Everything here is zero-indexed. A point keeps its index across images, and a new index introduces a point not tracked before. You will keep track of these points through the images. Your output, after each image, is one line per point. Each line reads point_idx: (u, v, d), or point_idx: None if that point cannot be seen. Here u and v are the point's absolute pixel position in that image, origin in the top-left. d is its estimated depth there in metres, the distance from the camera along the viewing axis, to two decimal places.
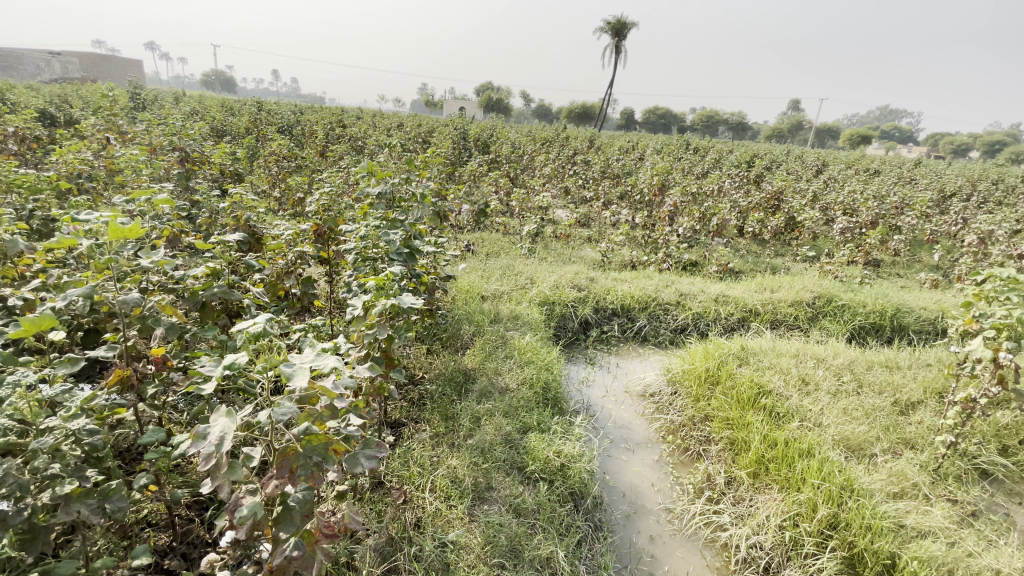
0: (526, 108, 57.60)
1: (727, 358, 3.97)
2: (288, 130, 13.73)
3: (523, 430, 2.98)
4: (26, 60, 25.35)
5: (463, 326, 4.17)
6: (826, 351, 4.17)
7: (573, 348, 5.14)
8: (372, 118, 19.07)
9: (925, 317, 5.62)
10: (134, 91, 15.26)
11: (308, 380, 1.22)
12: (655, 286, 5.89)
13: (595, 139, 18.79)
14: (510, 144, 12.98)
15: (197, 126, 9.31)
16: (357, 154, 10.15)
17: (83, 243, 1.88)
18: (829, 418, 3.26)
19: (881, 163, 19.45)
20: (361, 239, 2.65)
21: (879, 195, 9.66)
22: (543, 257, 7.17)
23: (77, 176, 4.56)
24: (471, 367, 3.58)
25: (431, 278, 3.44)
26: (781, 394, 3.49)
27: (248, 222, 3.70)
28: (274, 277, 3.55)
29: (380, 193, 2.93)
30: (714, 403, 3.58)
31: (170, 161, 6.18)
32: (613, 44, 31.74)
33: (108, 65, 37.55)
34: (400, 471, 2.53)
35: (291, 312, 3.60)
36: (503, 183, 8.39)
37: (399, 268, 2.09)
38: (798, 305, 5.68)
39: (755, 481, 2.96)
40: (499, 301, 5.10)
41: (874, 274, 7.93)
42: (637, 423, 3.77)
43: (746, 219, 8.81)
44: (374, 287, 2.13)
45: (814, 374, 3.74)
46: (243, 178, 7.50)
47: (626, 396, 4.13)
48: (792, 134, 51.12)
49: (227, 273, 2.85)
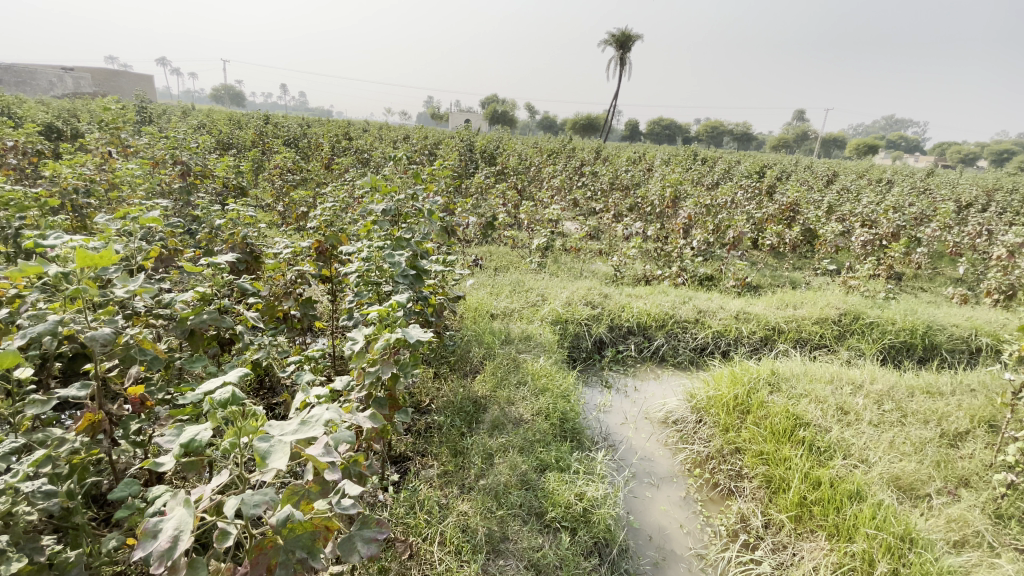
0: (531, 119, 57.75)
1: (756, 384, 3.69)
2: (293, 143, 13.65)
3: (541, 468, 2.72)
4: (38, 75, 25.83)
5: (473, 348, 3.92)
6: (862, 376, 3.89)
7: (588, 370, 4.88)
8: (378, 131, 19.02)
9: (959, 335, 5.31)
10: (140, 104, 15.26)
11: (287, 463, 0.98)
12: (672, 302, 5.62)
13: (602, 150, 18.66)
14: (516, 155, 12.81)
15: (202, 139, 9.21)
16: (362, 167, 10.02)
17: (49, 271, 1.66)
18: (875, 454, 2.98)
19: (894, 172, 19.17)
20: (363, 261, 2.42)
21: (897, 206, 9.38)
22: (554, 271, 6.94)
23: (71, 191, 4.38)
24: (483, 395, 3.33)
25: (439, 299, 3.20)
26: (820, 426, 3.21)
27: (245, 240, 3.48)
28: (273, 298, 3.33)
29: (386, 209, 2.71)
30: (745, 436, 3.30)
31: (170, 175, 6.02)
32: (618, 56, 31.80)
33: (118, 81, 38.21)
34: (406, 520, 2.27)
35: (291, 336, 3.38)
36: (512, 195, 8.19)
37: (406, 298, 1.84)
38: (824, 322, 5.39)
39: (797, 526, 2.69)
40: (509, 320, 4.86)
41: (897, 288, 7.62)
42: (660, 454, 3.49)
43: (761, 230, 8.56)
44: (375, 318, 1.88)
45: (853, 402, 3.45)
46: (246, 192, 7.36)
47: (647, 424, 3.86)
48: (799, 145, 50.94)
49: (219, 297, 2.62)
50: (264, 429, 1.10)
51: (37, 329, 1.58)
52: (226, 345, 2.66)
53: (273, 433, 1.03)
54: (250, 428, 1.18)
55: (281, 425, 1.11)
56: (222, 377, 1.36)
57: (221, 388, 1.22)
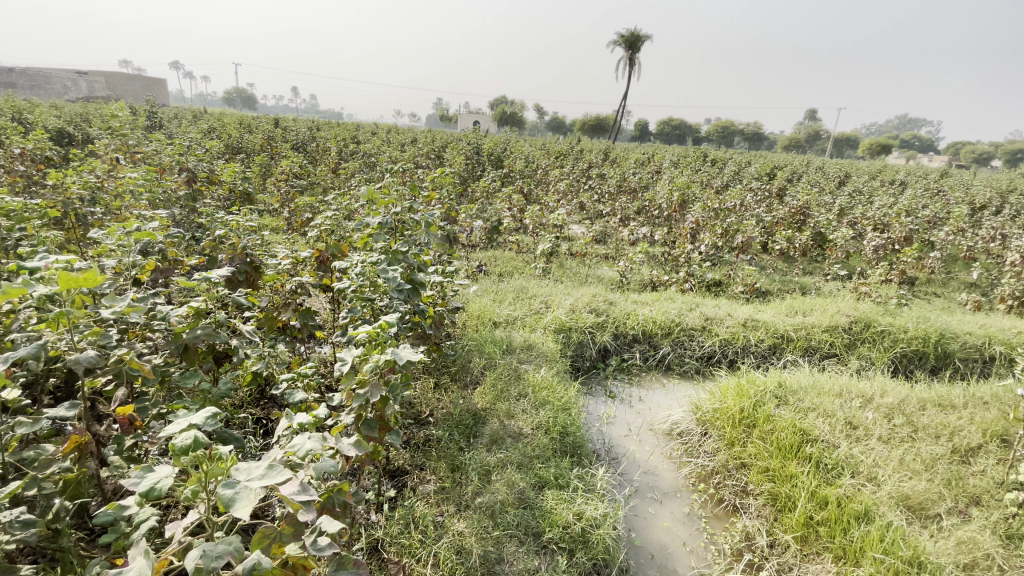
0: (539, 120, 57.65)
1: (763, 397, 3.61)
2: (302, 147, 13.71)
3: (539, 485, 2.67)
4: (54, 80, 26.29)
5: (473, 358, 3.88)
6: (871, 388, 3.79)
7: (592, 379, 4.82)
8: (386, 134, 19.05)
9: (972, 344, 5.18)
10: (150, 108, 15.38)
11: (249, 515, 0.98)
12: (678, 309, 5.54)
13: (610, 152, 18.57)
14: (523, 158, 12.75)
15: (209, 143, 9.25)
16: (369, 171, 10.02)
17: (33, 293, 1.64)
18: (885, 471, 2.89)
19: (907, 173, 18.86)
20: (357, 275, 2.38)
21: (910, 209, 9.20)
22: (559, 277, 6.88)
23: (74, 201, 4.40)
24: (483, 407, 3.29)
25: (437, 310, 3.16)
26: (828, 442, 3.12)
27: (245, 251, 3.47)
28: (271, 310, 3.31)
29: (381, 221, 2.66)
30: (750, 450, 3.23)
31: (176, 182, 6.05)
32: (626, 57, 31.64)
33: (132, 85, 38.77)
34: (399, 539, 2.24)
35: (290, 347, 3.36)
36: (517, 200, 8.14)
37: (396, 317, 1.78)
38: (833, 330, 5.28)
39: (804, 547, 2.62)
40: (512, 328, 4.81)
41: (910, 293, 7.46)
42: (664, 467, 3.43)
43: (770, 235, 8.43)
44: (366, 338, 1.83)
45: (862, 417, 3.36)
46: (252, 198, 7.37)
47: (651, 436, 3.80)
48: (810, 145, 50.36)
49: (213, 311, 2.60)
50: (231, 471, 1.08)
51: (20, 352, 1.55)
52: (222, 359, 2.64)
53: (238, 480, 1.02)
54: (216, 466, 1.20)
55: (249, 468, 1.08)
56: (188, 420, 1.34)
57: (182, 432, 1.18)
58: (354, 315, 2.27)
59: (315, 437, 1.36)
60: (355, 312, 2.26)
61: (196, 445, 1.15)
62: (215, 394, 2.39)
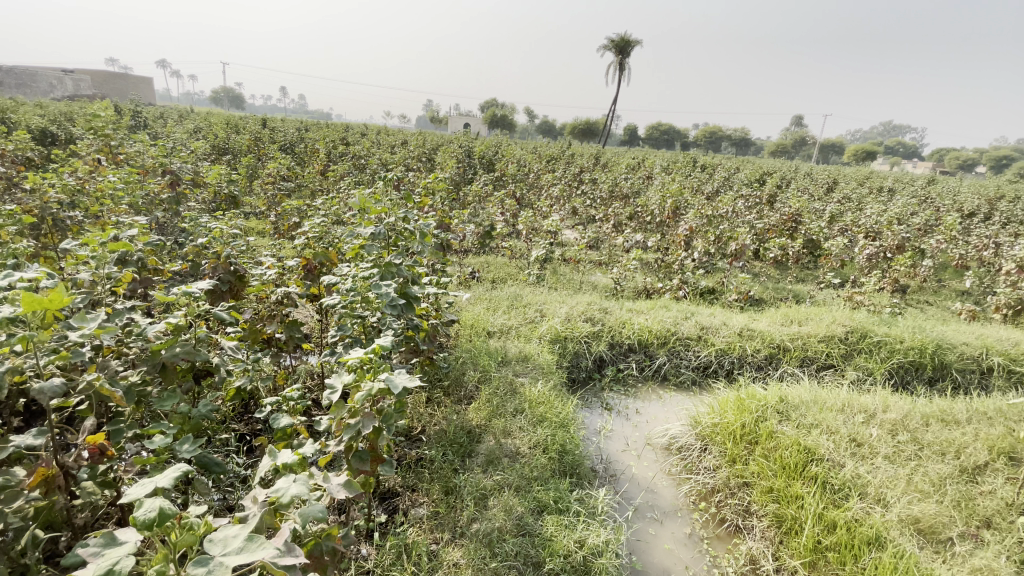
0: (530, 123, 57.71)
1: (764, 412, 3.53)
2: (290, 148, 13.49)
3: (538, 510, 2.56)
4: (36, 76, 25.79)
5: (468, 371, 3.75)
6: (873, 403, 3.72)
7: (588, 389, 4.71)
8: (376, 135, 18.86)
9: (968, 354, 5.16)
10: (135, 107, 15.08)
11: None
12: (674, 318, 5.46)
13: (602, 156, 18.56)
14: (515, 161, 12.64)
15: (195, 144, 9.03)
16: (359, 173, 9.86)
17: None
18: (892, 493, 2.81)
19: (894, 180, 19.07)
20: (348, 291, 2.25)
21: (900, 217, 9.24)
22: (552, 284, 6.78)
23: (50, 205, 4.21)
24: (478, 424, 3.17)
25: (431, 323, 3.03)
26: (833, 461, 3.04)
27: (229, 260, 3.30)
28: (256, 321, 3.16)
29: (373, 231, 2.52)
30: (752, 469, 3.14)
31: (159, 185, 5.86)
32: (617, 62, 31.75)
33: (117, 83, 38.14)
34: (391, 571, 2.12)
35: (276, 361, 3.21)
36: (511, 204, 8.03)
37: (389, 339, 1.65)
38: (830, 340, 5.23)
39: (811, 573, 2.53)
40: (506, 338, 4.68)
41: (902, 302, 7.47)
42: (664, 485, 3.33)
43: (763, 241, 8.41)
44: (357, 363, 1.70)
45: (866, 433, 3.29)
46: (239, 201, 7.20)
47: (650, 451, 3.70)
48: (797, 151, 50.97)
49: (193, 327, 2.44)
50: (204, 545, 1.00)
51: None
52: (202, 377, 2.47)
53: (212, 556, 0.94)
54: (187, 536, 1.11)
55: (224, 541, 1.01)
56: (153, 481, 1.23)
57: (147, 501, 1.10)
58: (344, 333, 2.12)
59: (301, 480, 1.25)
60: (345, 329, 2.12)
61: (160, 518, 1.07)
62: (195, 416, 2.24)
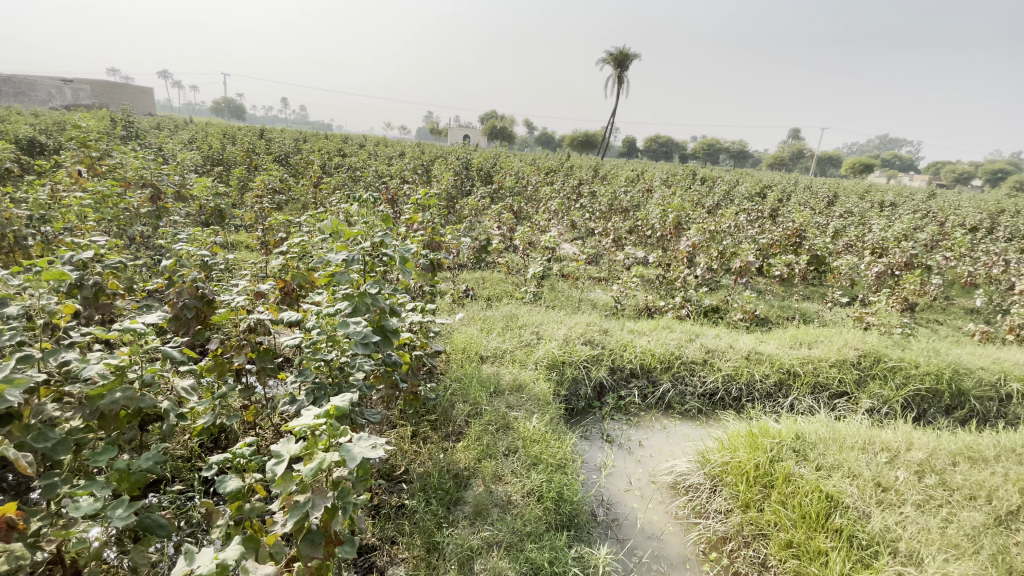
0: (529, 134, 57.84)
1: (780, 451, 3.25)
2: (285, 160, 13.27)
3: (530, 573, 2.28)
4: (36, 86, 25.72)
5: (457, 404, 3.47)
6: (894, 440, 3.44)
7: (587, 418, 4.43)
8: (373, 146, 18.67)
9: (987, 380, 4.88)
10: (128, 117, 14.85)
11: None
12: (678, 340, 5.18)
13: (601, 169, 18.40)
14: (513, 173, 12.40)
15: (183, 155, 8.80)
16: (353, 186, 9.61)
17: None
18: (926, 550, 2.53)
19: (894, 193, 18.93)
20: (314, 327, 1.96)
21: (906, 233, 9.00)
22: (550, 302, 6.52)
23: (13, 221, 3.96)
24: (466, 465, 2.89)
25: (413, 356, 2.75)
26: (859, 511, 2.77)
27: (196, 284, 3.01)
28: (221, 352, 2.87)
29: (346, 257, 2.23)
30: (769, 518, 2.86)
31: (138, 198, 5.60)
32: (616, 74, 31.79)
33: (118, 93, 38.15)
34: None
35: (245, 396, 2.93)
36: (507, 218, 7.76)
37: (346, 401, 1.37)
38: (842, 365, 4.95)
39: None
40: (500, 364, 4.39)
41: (912, 321, 7.21)
42: (672, 532, 3.04)
43: (766, 258, 8.16)
44: (310, 428, 1.42)
45: (891, 477, 3.01)
46: (226, 214, 6.95)
47: (654, 490, 3.42)
48: (796, 164, 51.00)
49: (139, 364, 2.16)
50: None
51: None
52: (148, 423, 2.20)
53: None
54: None
55: None
56: None
57: None
58: (307, 381, 1.85)
59: None
60: (307, 376, 1.84)
61: None
62: (138, 470, 1.98)
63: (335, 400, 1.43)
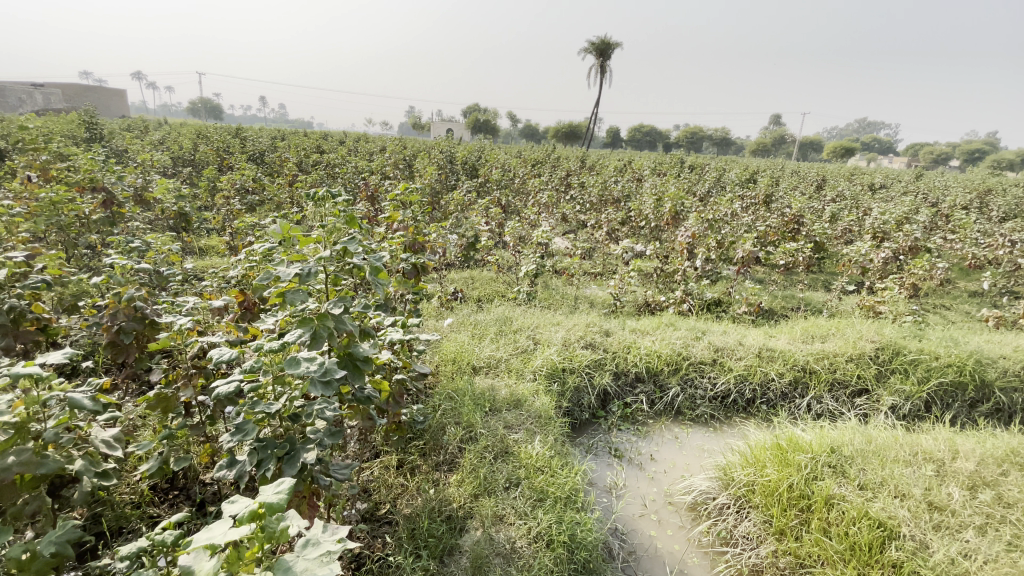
0: (513, 127, 57.25)
1: (815, 468, 2.91)
2: (261, 159, 12.66)
3: None
4: (1, 90, 24.69)
5: (450, 427, 3.06)
6: (936, 448, 3.11)
7: (591, 430, 4.05)
8: (353, 143, 18.00)
9: (1012, 370, 4.56)
10: (93, 117, 14.08)
11: None
12: (684, 339, 4.81)
13: (588, 159, 18.02)
14: (499, 166, 11.97)
15: (146, 156, 8.21)
16: (331, 183, 9.10)
17: None
18: None
19: (882, 175, 18.74)
20: (253, 367, 1.50)
21: (906, 215, 8.71)
22: (545, 301, 6.13)
23: None
24: (461, 504, 2.50)
25: (394, 381, 2.31)
26: (917, 542, 2.45)
27: (135, 303, 2.53)
28: (166, 384, 2.42)
29: (300, 270, 1.76)
30: (812, 550, 2.51)
31: (90, 204, 5.08)
32: (599, 64, 31.34)
33: (88, 95, 36.93)
34: None
35: (197, 432, 2.48)
36: (496, 213, 7.32)
37: (282, 497, 0.95)
38: (859, 360, 4.62)
39: None
40: (495, 375, 3.99)
41: (920, 307, 6.91)
42: (695, 563, 2.69)
43: (766, 246, 7.82)
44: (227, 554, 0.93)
45: (944, 495, 2.69)
46: (192, 218, 6.44)
47: (673, 513, 3.05)
48: (779, 149, 51.06)
49: (46, 413, 1.71)
50: None
51: None
52: (59, 487, 1.78)
53: None
54: None
55: None
56: None
57: None
58: (247, 440, 1.40)
59: None
60: (247, 435, 1.39)
61: None
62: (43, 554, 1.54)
63: (265, 491, 0.99)
